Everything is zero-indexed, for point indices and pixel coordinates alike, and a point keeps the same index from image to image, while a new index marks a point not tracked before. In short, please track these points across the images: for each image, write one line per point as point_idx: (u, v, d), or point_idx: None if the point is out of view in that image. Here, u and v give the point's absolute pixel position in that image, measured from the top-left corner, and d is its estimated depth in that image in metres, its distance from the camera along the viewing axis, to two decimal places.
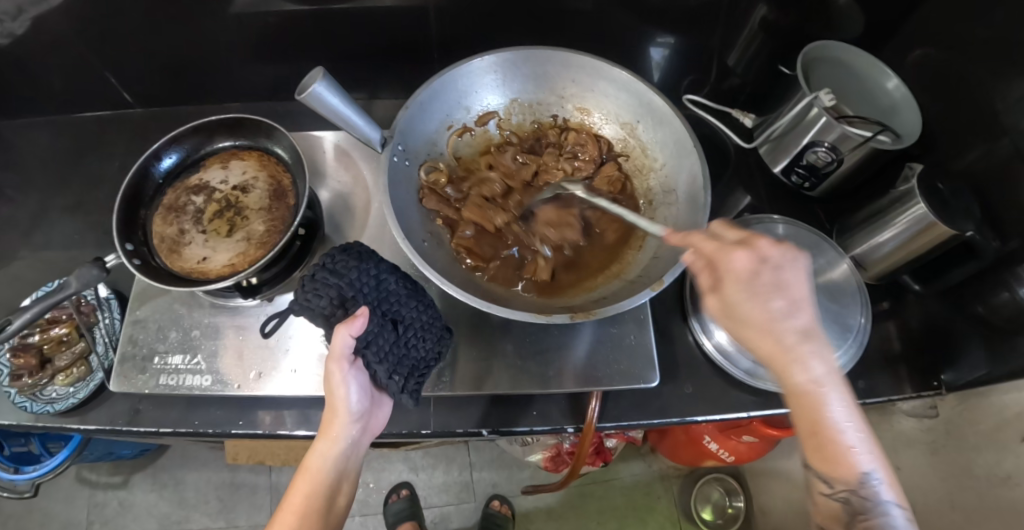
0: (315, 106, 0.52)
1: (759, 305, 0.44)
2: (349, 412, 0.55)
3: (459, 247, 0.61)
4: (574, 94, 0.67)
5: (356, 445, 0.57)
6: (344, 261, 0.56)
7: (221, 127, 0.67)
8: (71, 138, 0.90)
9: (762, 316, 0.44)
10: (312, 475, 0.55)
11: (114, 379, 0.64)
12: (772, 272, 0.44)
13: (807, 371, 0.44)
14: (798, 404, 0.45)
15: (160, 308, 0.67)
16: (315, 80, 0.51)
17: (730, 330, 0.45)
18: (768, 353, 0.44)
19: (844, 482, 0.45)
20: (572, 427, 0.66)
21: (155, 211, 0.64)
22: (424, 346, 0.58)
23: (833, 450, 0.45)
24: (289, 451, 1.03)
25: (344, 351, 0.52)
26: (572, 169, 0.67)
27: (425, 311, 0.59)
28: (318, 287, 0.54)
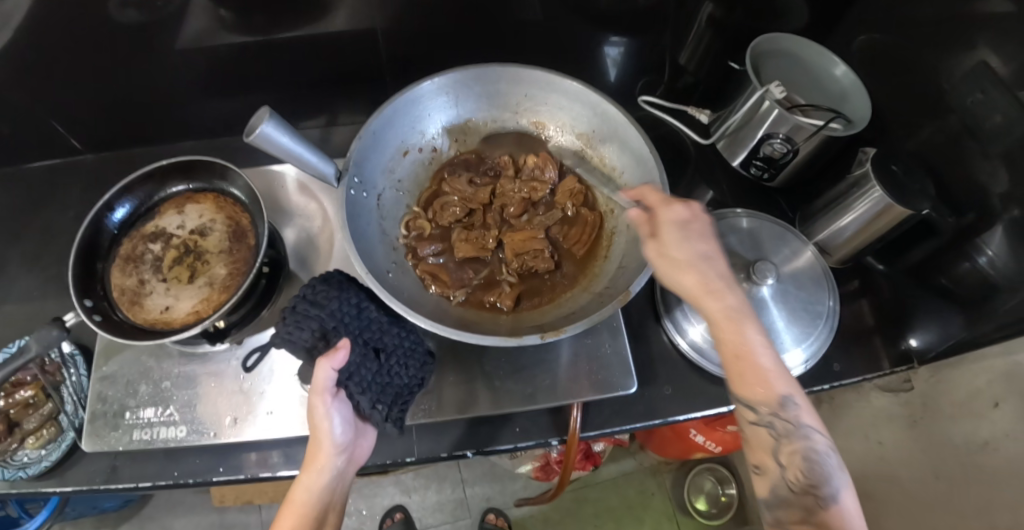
0: (265, 146, 0.50)
1: (689, 244, 0.52)
2: (333, 444, 0.54)
3: (424, 273, 0.61)
4: (528, 109, 0.67)
5: (340, 478, 0.56)
6: (324, 291, 0.56)
7: (173, 171, 0.65)
8: (21, 190, 0.87)
9: (684, 246, 0.51)
10: (297, 511, 0.53)
11: (85, 439, 0.62)
12: (700, 225, 0.53)
13: (723, 301, 0.50)
14: (721, 336, 0.50)
15: (128, 362, 0.65)
16: (262, 119, 0.50)
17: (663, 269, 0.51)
18: (696, 288, 0.51)
19: (765, 407, 0.49)
20: (556, 439, 0.66)
21: (112, 263, 0.62)
22: (407, 373, 0.58)
23: (756, 374, 0.49)
24: (276, 488, 1.01)
25: (326, 384, 0.51)
26: (528, 187, 0.66)
27: (407, 338, 0.59)
28: (298, 319, 0.53)
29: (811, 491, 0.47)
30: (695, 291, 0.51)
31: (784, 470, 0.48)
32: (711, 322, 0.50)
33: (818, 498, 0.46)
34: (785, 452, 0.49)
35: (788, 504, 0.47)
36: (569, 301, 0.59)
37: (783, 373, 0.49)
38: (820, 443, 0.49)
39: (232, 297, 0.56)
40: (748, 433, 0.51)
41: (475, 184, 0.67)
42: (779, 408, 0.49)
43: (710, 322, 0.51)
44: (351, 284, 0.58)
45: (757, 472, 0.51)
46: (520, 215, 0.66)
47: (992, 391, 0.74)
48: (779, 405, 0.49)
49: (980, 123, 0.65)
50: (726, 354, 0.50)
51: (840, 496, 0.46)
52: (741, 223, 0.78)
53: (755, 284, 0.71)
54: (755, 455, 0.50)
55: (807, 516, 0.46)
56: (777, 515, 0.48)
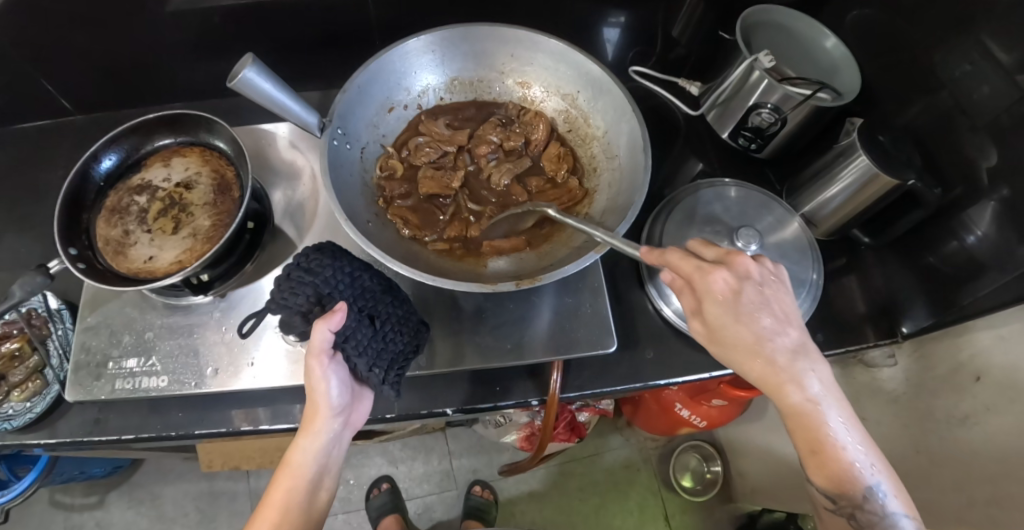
0: (246, 93, 0.50)
1: (740, 324, 0.47)
2: (330, 407, 0.55)
3: (395, 215, 0.62)
4: (513, 69, 0.68)
5: (337, 441, 0.58)
6: (318, 259, 0.55)
7: (159, 124, 0.65)
8: (9, 150, 0.87)
9: (735, 327, 0.47)
10: (294, 470, 0.55)
11: (68, 388, 0.62)
12: (754, 288, 0.48)
13: (804, 391, 0.47)
14: (797, 426, 0.48)
15: (113, 313, 0.65)
16: (244, 66, 0.50)
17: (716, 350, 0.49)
18: (764, 372, 0.48)
19: (850, 500, 0.47)
20: (537, 399, 0.67)
21: (97, 215, 0.62)
22: (402, 339, 0.57)
23: (842, 463, 0.47)
24: (263, 454, 1.01)
25: (323, 346, 0.51)
26: (504, 136, 0.67)
27: (401, 306, 0.58)
28: (293, 286, 0.53)
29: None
30: (758, 366, 0.48)
31: None
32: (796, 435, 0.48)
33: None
34: None
35: None
36: (547, 254, 0.59)
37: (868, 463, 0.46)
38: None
39: (217, 246, 0.57)
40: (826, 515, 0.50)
41: (451, 128, 0.67)
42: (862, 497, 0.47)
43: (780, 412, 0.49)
44: (342, 253, 0.57)
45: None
46: (490, 159, 0.67)
47: (974, 365, 0.72)
48: (863, 497, 0.47)
49: (969, 96, 0.65)
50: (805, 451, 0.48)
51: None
52: (728, 193, 0.79)
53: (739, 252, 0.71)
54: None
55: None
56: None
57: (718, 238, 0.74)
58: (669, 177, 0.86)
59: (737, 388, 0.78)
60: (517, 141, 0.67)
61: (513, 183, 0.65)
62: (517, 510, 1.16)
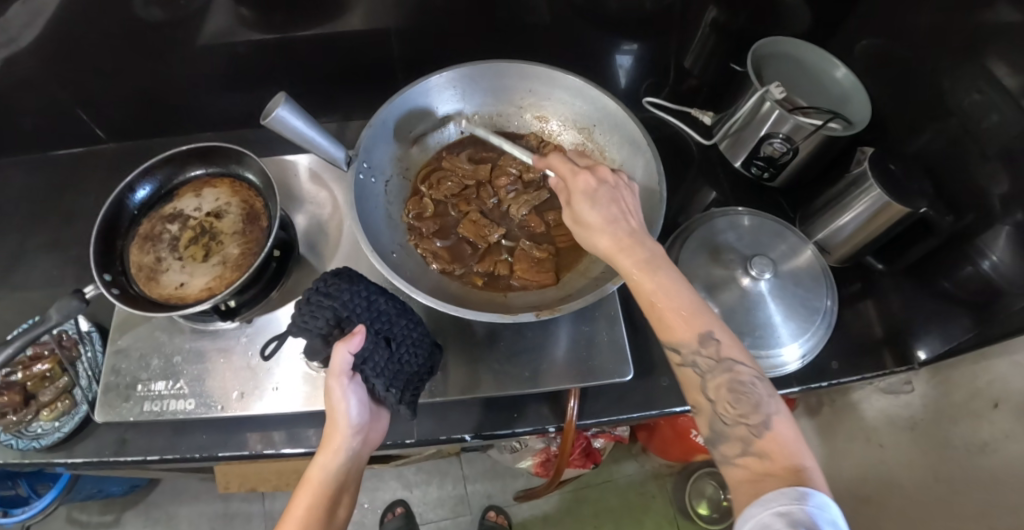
0: (279, 129, 0.53)
1: (590, 207, 0.53)
2: (349, 425, 0.55)
3: (425, 252, 0.63)
4: (530, 104, 0.70)
5: (356, 457, 0.58)
6: (336, 284, 0.56)
7: (192, 156, 0.68)
8: (45, 176, 0.91)
9: (588, 210, 0.52)
10: (312, 487, 0.55)
11: (98, 409, 0.64)
12: (609, 188, 0.54)
13: (634, 255, 0.51)
14: (637, 287, 0.51)
15: (142, 337, 0.67)
16: (277, 104, 0.53)
17: (577, 232, 0.53)
18: (611, 244, 0.52)
19: (689, 347, 0.49)
20: (554, 426, 0.68)
21: (131, 242, 0.64)
22: (416, 360, 0.59)
23: (675, 315, 0.49)
24: (279, 477, 1.01)
25: (343, 367, 0.52)
26: (523, 167, 0.68)
27: (415, 328, 0.60)
28: (313, 309, 0.54)
29: (743, 421, 0.47)
30: (609, 244, 0.52)
31: (716, 406, 0.48)
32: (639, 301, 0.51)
33: (750, 427, 0.46)
34: (713, 389, 0.49)
35: (726, 435, 0.47)
36: (565, 284, 0.60)
37: (701, 310, 0.50)
38: (749, 375, 0.48)
39: (249, 274, 0.59)
40: (680, 376, 0.51)
41: (474, 162, 0.69)
42: (699, 344, 0.49)
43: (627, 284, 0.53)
44: (359, 277, 0.59)
45: (695, 413, 0.51)
46: (509, 191, 0.68)
47: None
48: (699, 342, 0.49)
49: (979, 124, 0.66)
50: (648, 311, 0.51)
51: (771, 420, 0.46)
52: (741, 222, 0.80)
53: (753, 280, 0.73)
54: (690, 395, 0.50)
55: (743, 446, 0.46)
56: (721, 452, 0.48)
57: (731, 267, 0.75)
58: (681, 205, 0.87)
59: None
60: (534, 173, 0.69)
61: (532, 213, 0.66)
62: None
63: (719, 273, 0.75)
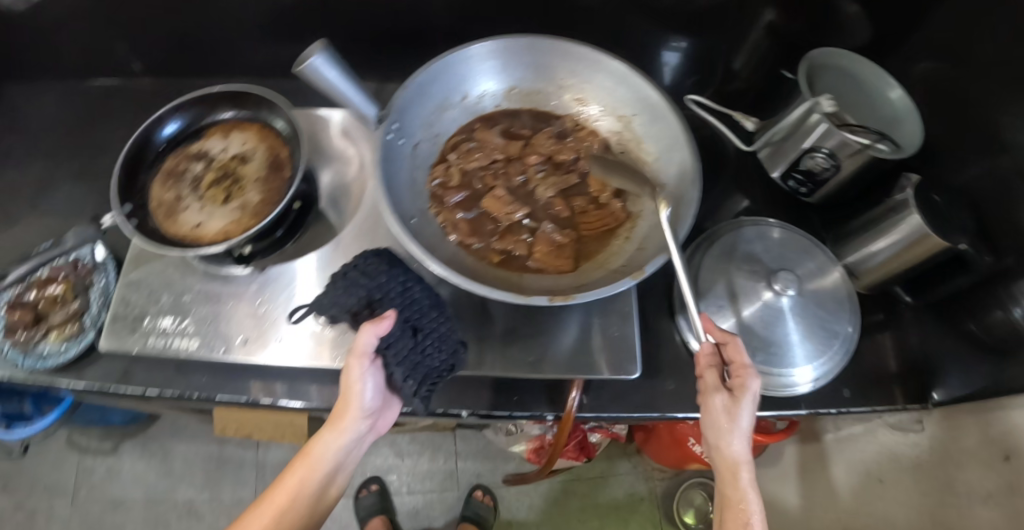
0: (313, 79, 0.53)
1: (734, 413, 0.53)
2: (360, 409, 0.57)
3: (445, 221, 0.62)
4: (571, 86, 0.68)
5: (360, 440, 0.59)
6: (376, 264, 0.59)
7: (223, 97, 0.67)
8: (79, 103, 0.91)
9: (733, 413, 0.53)
10: (312, 461, 0.58)
11: (104, 337, 0.64)
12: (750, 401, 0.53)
13: (745, 470, 0.54)
14: (726, 488, 0.54)
15: (156, 272, 0.68)
16: (315, 54, 0.52)
17: (711, 424, 0.54)
18: (725, 454, 0.54)
19: None
20: (551, 415, 0.67)
21: (154, 176, 0.64)
22: (439, 355, 0.56)
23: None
24: (275, 429, 1.02)
25: (365, 348, 0.54)
26: (555, 149, 0.66)
27: (444, 324, 0.57)
28: (349, 284, 0.58)
29: None
30: (728, 456, 0.54)
31: None
32: (729, 488, 0.54)
33: None
34: None
35: None
36: (582, 272, 0.58)
37: None
38: None
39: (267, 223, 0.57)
40: None
41: (506, 137, 0.68)
42: None
43: (719, 465, 0.55)
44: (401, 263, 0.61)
45: None
46: (538, 170, 0.66)
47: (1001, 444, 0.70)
48: None
49: None
50: (727, 512, 0.54)
51: None
52: (770, 234, 0.77)
53: (776, 294, 0.71)
54: None
55: None
56: None
57: (755, 279, 0.72)
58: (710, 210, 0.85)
59: (753, 432, 0.88)
60: (566, 156, 0.66)
61: (558, 196, 0.63)
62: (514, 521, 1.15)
63: (742, 283, 0.72)
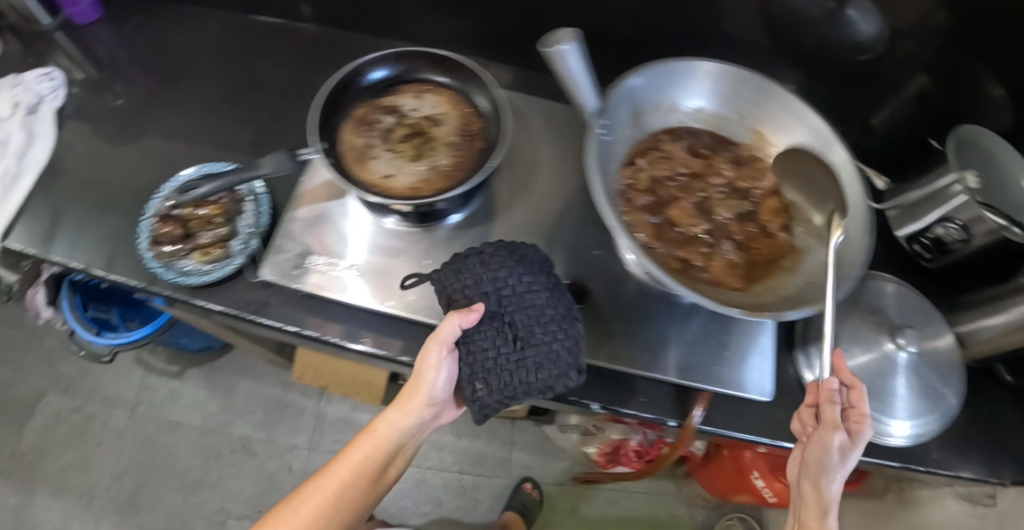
0: (555, 65, 0.52)
1: (830, 454, 0.52)
2: (428, 396, 0.58)
3: (633, 220, 0.60)
4: (755, 117, 0.65)
5: (422, 427, 0.62)
6: (496, 255, 0.57)
7: (427, 59, 0.69)
8: (241, 36, 0.94)
9: (827, 453, 0.52)
10: (376, 438, 0.61)
11: (267, 266, 0.67)
12: (846, 450, 0.53)
13: (830, 512, 0.52)
14: (801, 524, 0.54)
15: (326, 214, 0.71)
16: (565, 40, 0.51)
17: (812, 451, 0.54)
18: (812, 486, 0.53)
19: None
20: (674, 421, 0.67)
21: (349, 120, 0.66)
22: (529, 373, 0.52)
23: None
24: (352, 384, 1.04)
25: (447, 338, 0.54)
26: (735, 174, 0.65)
27: (559, 342, 0.53)
28: (463, 269, 0.57)
29: None
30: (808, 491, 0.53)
31: None
32: (804, 522, 0.53)
33: None
34: None
35: None
36: (760, 295, 0.58)
37: None
38: None
39: (466, 189, 0.58)
40: None
41: (691, 152, 0.65)
42: None
43: (803, 496, 0.54)
44: (540, 265, 0.57)
45: None
46: (719, 191, 0.64)
47: None
48: None
49: None
50: None
51: None
52: (888, 289, 0.80)
53: (897, 348, 0.73)
54: None
55: None
56: None
57: (878, 332, 0.75)
58: None
59: None
60: (745, 183, 0.65)
61: (735, 219, 0.63)
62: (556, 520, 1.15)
63: (863, 333, 0.75)
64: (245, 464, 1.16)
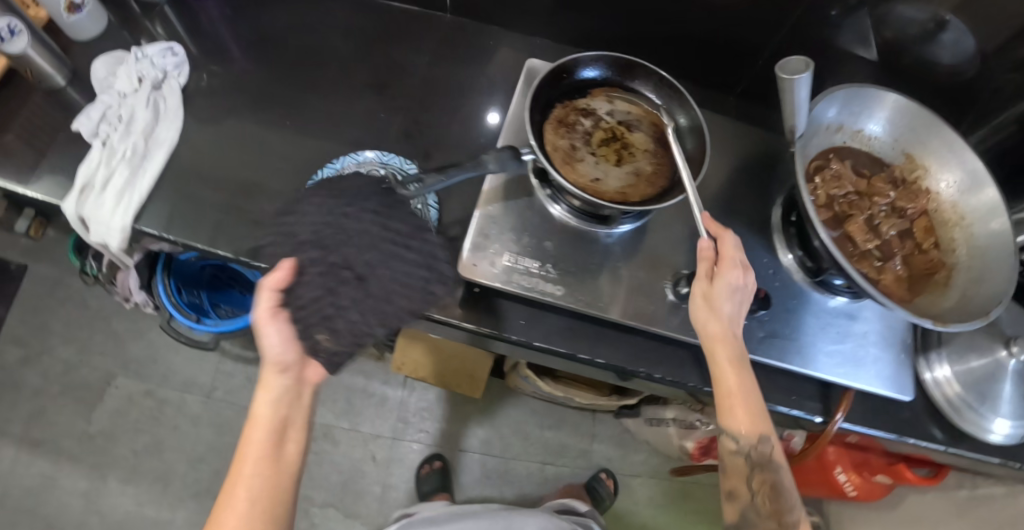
0: (786, 91, 0.56)
1: (734, 291, 0.58)
2: (274, 363, 0.54)
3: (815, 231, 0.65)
4: (913, 144, 0.71)
5: (299, 399, 0.55)
6: (425, 248, 0.60)
7: (619, 64, 0.69)
8: (375, 21, 0.93)
9: (733, 293, 0.59)
10: (263, 424, 0.52)
11: (463, 265, 0.64)
12: (742, 291, 0.59)
13: (738, 346, 0.58)
14: (718, 372, 0.57)
15: (515, 209, 0.69)
16: (800, 71, 0.55)
17: (702, 306, 0.59)
18: (722, 318, 0.58)
19: (747, 437, 0.57)
20: (820, 418, 0.73)
21: (551, 121, 0.67)
22: (400, 298, 0.57)
23: (748, 411, 0.56)
24: (453, 376, 1.08)
25: (269, 307, 0.55)
26: (893, 195, 0.70)
27: (405, 268, 0.58)
28: (292, 235, 0.60)
29: (774, 516, 0.57)
30: (717, 333, 0.58)
31: (755, 496, 0.58)
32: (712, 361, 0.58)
33: (779, 522, 0.56)
34: (757, 480, 0.58)
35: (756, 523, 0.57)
36: (926, 305, 0.63)
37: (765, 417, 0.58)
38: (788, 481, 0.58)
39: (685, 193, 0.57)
40: (727, 459, 0.58)
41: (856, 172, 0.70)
42: (756, 442, 0.57)
43: (705, 340, 0.59)
44: (364, 196, 0.62)
45: (730, 496, 0.59)
46: (881, 209, 0.69)
47: None
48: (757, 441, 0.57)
49: None
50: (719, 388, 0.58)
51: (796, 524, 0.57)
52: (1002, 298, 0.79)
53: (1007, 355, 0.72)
54: (731, 480, 0.59)
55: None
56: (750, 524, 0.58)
57: (989, 338, 0.74)
58: None
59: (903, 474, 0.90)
60: (902, 203, 0.70)
61: (897, 236, 0.68)
62: (634, 510, 1.20)
63: (973, 339, 0.75)
64: (329, 452, 1.17)
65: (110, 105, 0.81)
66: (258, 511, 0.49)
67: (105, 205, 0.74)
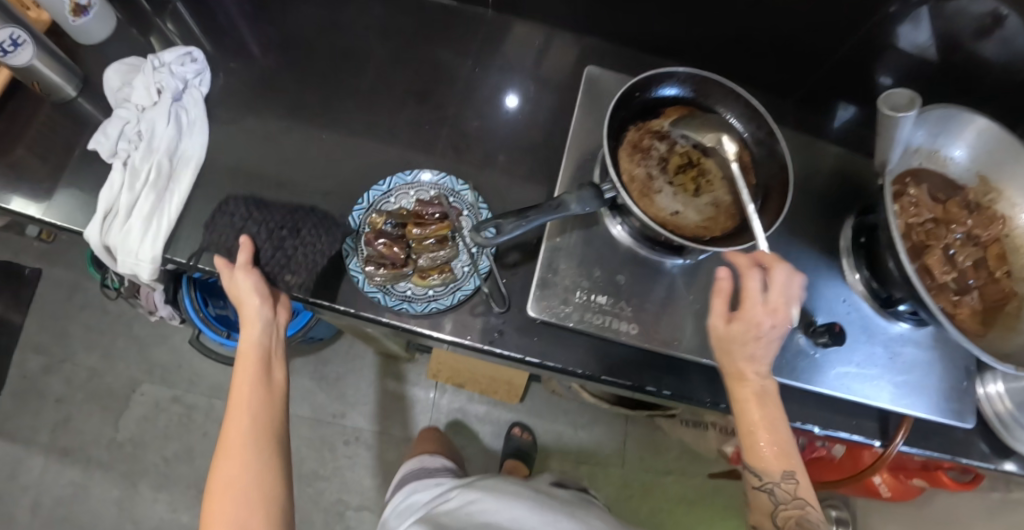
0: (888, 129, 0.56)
1: (759, 329, 0.53)
2: (254, 302, 0.62)
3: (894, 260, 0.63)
4: (998, 169, 0.67)
5: (274, 332, 0.64)
6: (243, 207, 0.72)
7: (693, 81, 0.65)
8: (412, 19, 0.87)
9: (759, 334, 0.53)
10: (248, 357, 0.61)
11: (535, 304, 0.63)
12: (771, 327, 0.53)
13: (761, 382, 0.54)
14: (743, 411, 0.54)
15: (583, 240, 0.66)
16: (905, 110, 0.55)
17: (722, 343, 0.54)
18: (743, 360, 0.54)
19: (771, 476, 0.54)
20: (880, 442, 0.71)
21: (624, 147, 0.64)
22: (323, 242, 0.69)
23: (773, 449, 0.54)
24: (489, 382, 1.06)
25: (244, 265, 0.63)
26: (974, 221, 0.68)
27: (322, 228, 0.70)
28: (228, 228, 0.70)
29: None
30: (738, 371, 0.54)
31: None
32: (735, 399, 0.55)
33: None
34: (782, 516, 0.54)
35: None
36: (1002, 341, 0.61)
37: (791, 450, 0.54)
38: (816, 517, 0.53)
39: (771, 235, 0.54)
40: (754, 496, 0.56)
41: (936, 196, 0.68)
42: (781, 478, 0.54)
43: (729, 378, 0.55)
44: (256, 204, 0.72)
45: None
46: (958, 237, 0.67)
47: None
48: (781, 476, 0.54)
49: None
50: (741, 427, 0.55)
51: None
52: None
53: None
54: (756, 515, 0.56)
55: None
56: None
57: None
58: None
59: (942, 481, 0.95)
60: (979, 230, 0.67)
61: (973, 266, 0.66)
62: (666, 505, 1.23)
63: None
64: (362, 455, 1.19)
65: (127, 120, 0.74)
66: (257, 425, 0.59)
67: (133, 232, 0.68)
